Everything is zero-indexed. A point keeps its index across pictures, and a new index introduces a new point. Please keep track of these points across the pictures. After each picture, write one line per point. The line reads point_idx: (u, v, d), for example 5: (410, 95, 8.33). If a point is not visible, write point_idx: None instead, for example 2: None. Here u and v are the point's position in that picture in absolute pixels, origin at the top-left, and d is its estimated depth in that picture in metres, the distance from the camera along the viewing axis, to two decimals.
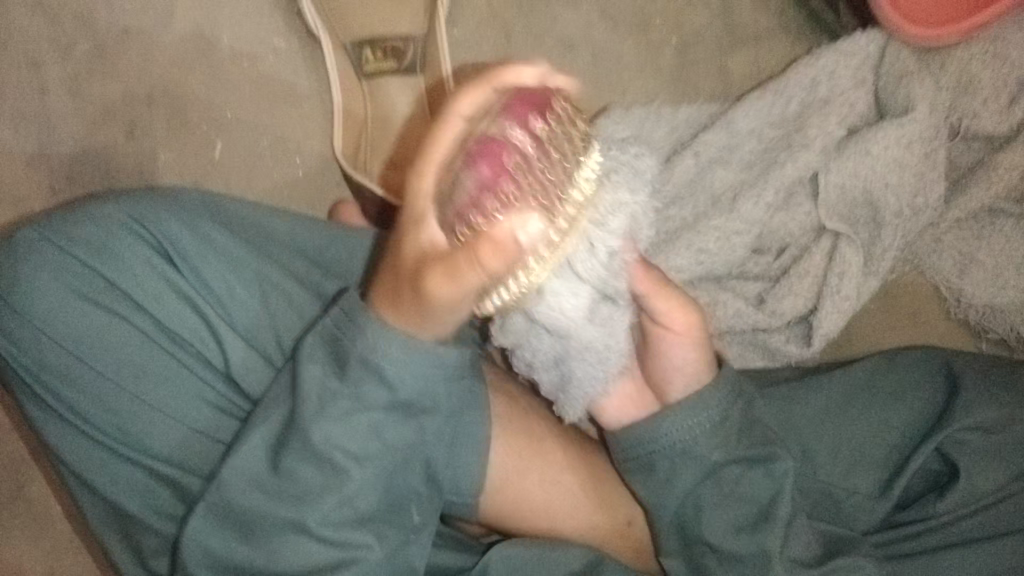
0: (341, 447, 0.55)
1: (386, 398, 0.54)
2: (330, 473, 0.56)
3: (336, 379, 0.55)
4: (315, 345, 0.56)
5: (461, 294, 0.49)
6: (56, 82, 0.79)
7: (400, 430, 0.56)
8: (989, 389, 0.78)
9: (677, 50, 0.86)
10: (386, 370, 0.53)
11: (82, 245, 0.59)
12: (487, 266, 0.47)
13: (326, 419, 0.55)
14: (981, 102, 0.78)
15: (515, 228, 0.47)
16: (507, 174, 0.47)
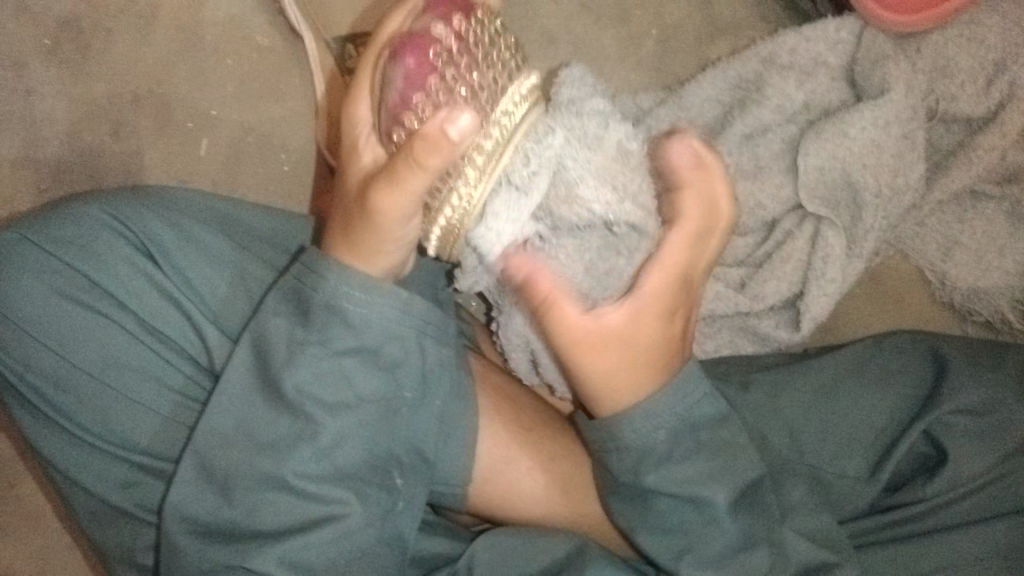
0: (313, 394, 0.58)
1: (352, 339, 0.58)
2: (303, 424, 0.58)
3: (301, 328, 0.58)
4: (281, 299, 0.60)
5: (405, 205, 0.55)
6: (42, 82, 0.78)
7: (373, 377, 0.59)
8: (976, 369, 0.71)
9: (659, 41, 0.86)
10: (349, 309, 0.58)
11: (66, 245, 0.63)
12: (424, 158, 0.51)
13: (290, 368, 0.58)
14: (958, 85, 0.78)
15: (448, 123, 0.49)
16: (430, 68, 0.51)
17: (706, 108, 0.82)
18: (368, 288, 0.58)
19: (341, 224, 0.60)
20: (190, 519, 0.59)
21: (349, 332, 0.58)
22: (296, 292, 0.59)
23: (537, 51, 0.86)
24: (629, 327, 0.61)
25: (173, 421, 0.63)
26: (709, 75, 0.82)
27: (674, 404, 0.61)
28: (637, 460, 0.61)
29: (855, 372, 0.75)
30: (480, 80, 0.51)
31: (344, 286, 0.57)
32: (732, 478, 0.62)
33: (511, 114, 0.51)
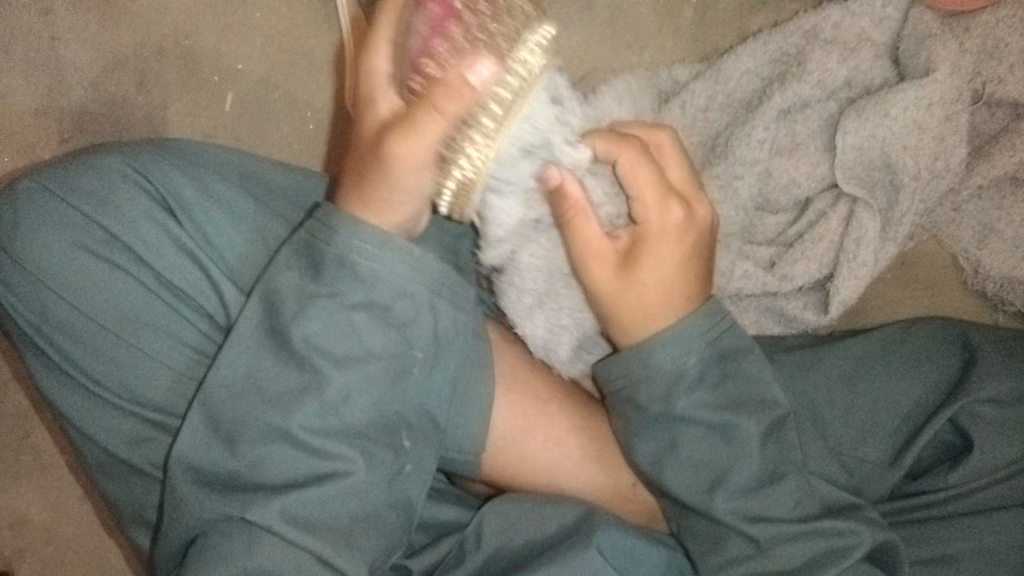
0: (321, 346, 0.57)
1: (362, 295, 0.57)
2: (309, 376, 0.57)
3: (312, 281, 0.58)
4: (293, 255, 0.59)
5: (422, 152, 0.55)
6: (68, 29, 0.76)
7: (382, 333, 0.58)
8: (1007, 360, 0.70)
9: (697, 9, 0.84)
10: (360, 263, 0.57)
11: (85, 196, 0.61)
12: (445, 106, 0.53)
13: (297, 319, 0.57)
14: (1007, 67, 0.75)
15: (467, 69, 0.53)
16: (452, 16, 0.54)
17: (743, 82, 0.80)
18: (379, 242, 0.57)
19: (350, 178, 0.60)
20: (193, 470, 0.58)
21: (359, 286, 0.57)
22: (308, 247, 0.58)
23: (572, 15, 0.83)
24: (638, 261, 0.62)
25: (188, 380, 0.61)
26: (748, 48, 0.80)
27: (694, 338, 0.61)
28: (672, 380, 0.61)
29: (879, 356, 0.74)
30: (500, 29, 0.54)
31: (357, 241, 0.57)
32: (759, 410, 0.62)
33: (528, 60, 0.53)
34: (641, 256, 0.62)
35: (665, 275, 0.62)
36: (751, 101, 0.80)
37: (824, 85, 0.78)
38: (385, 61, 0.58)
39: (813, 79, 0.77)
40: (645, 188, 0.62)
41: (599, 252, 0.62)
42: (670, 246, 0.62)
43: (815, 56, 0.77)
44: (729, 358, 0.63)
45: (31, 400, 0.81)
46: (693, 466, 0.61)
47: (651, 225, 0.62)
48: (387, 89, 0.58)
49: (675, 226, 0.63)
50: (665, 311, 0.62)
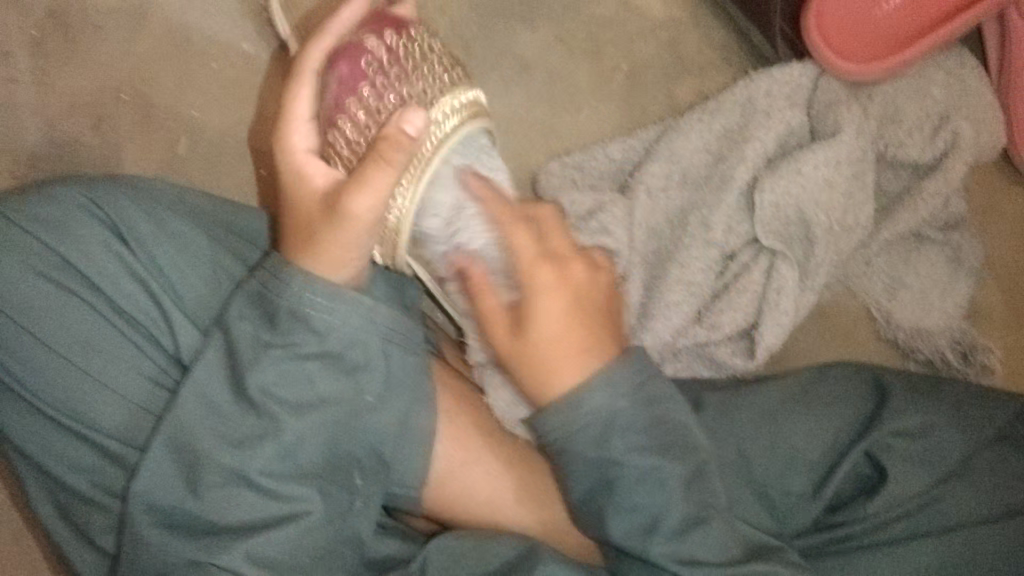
0: (275, 395, 0.60)
1: (316, 345, 0.60)
2: (265, 422, 0.60)
3: (268, 330, 0.60)
4: (245, 306, 0.61)
5: (368, 205, 0.57)
6: (23, 71, 0.80)
7: (334, 380, 0.61)
8: (914, 396, 0.73)
9: (627, 76, 0.90)
10: (313, 316, 0.59)
11: (40, 222, 0.64)
12: (387, 155, 0.56)
13: (254, 369, 0.60)
14: (906, 132, 0.84)
15: (405, 121, 0.57)
16: (362, 76, 0.62)
17: (696, 159, 0.84)
18: (329, 295, 0.59)
19: (294, 242, 0.60)
20: (155, 509, 0.59)
21: (315, 337, 0.59)
22: (261, 297, 0.61)
23: (512, 78, 0.90)
24: (533, 326, 0.63)
25: (138, 409, 0.63)
26: (690, 121, 0.85)
27: (603, 403, 0.60)
28: (605, 424, 0.60)
29: (798, 396, 0.75)
30: (415, 91, 0.63)
31: (308, 292, 0.59)
32: (683, 455, 0.61)
33: (441, 122, 0.62)
34: (532, 314, 0.63)
35: (558, 337, 0.62)
36: (705, 176, 0.84)
37: (763, 154, 0.83)
38: (302, 130, 0.62)
39: (754, 160, 0.83)
40: (519, 250, 0.64)
41: (499, 323, 0.63)
42: (562, 304, 0.63)
43: (757, 125, 0.83)
44: (658, 401, 0.62)
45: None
46: (621, 519, 0.61)
47: (536, 283, 0.63)
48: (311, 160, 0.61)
49: (555, 284, 0.64)
50: (566, 373, 0.61)
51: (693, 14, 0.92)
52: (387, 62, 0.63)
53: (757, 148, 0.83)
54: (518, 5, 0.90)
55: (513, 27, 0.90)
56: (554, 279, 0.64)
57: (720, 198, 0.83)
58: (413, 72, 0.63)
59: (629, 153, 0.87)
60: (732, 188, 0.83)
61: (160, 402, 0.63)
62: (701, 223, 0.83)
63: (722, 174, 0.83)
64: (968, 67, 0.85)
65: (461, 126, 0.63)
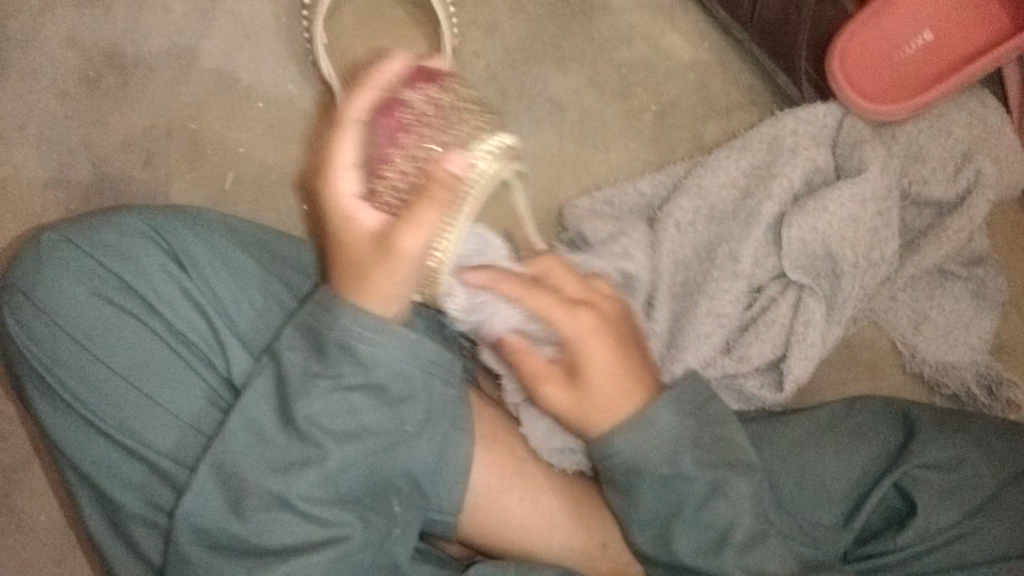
0: (324, 425, 0.61)
1: (361, 376, 0.61)
2: (310, 450, 0.61)
3: (316, 360, 0.61)
4: (296, 336, 0.63)
5: (421, 242, 0.59)
6: (80, 110, 0.85)
7: (376, 411, 0.62)
8: (943, 430, 0.73)
9: (656, 116, 0.93)
10: (361, 348, 0.60)
11: (103, 249, 0.68)
12: (438, 196, 0.59)
13: (302, 398, 0.61)
14: (929, 170, 0.86)
15: (450, 163, 0.61)
16: (403, 129, 0.65)
17: (723, 194, 0.86)
18: (379, 327, 0.60)
19: (344, 281, 0.62)
20: (201, 530, 0.61)
21: (359, 368, 0.61)
22: (312, 330, 0.62)
23: (545, 118, 0.93)
24: (584, 375, 0.66)
25: (190, 429, 0.65)
26: (722, 163, 0.87)
27: (669, 427, 0.64)
28: (675, 443, 0.64)
29: (828, 428, 0.77)
30: (453, 137, 0.65)
31: (359, 327, 0.60)
32: (745, 471, 0.65)
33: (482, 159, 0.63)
34: (581, 364, 0.66)
35: (611, 382, 0.65)
36: (730, 211, 0.86)
37: (790, 190, 0.85)
38: (349, 177, 0.63)
39: (781, 195, 0.85)
40: (553, 316, 0.65)
41: (552, 383, 0.67)
42: (605, 353, 0.66)
43: (784, 161, 0.85)
44: (714, 420, 0.66)
45: (32, 446, 0.84)
46: (688, 534, 0.64)
47: (577, 337, 0.66)
48: (360, 205, 0.62)
49: (594, 331, 0.66)
50: (615, 413, 0.65)
51: (719, 55, 0.94)
52: (428, 115, 0.65)
53: (783, 184, 0.85)
54: (551, 47, 0.93)
55: (545, 70, 0.93)
56: (595, 328, 0.66)
57: (746, 231, 0.84)
58: (447, 117, 0.66)
59: (659, 188, 0.89)
60: (759, 222, 0.84)
61: (210, 422, 0.65)
62: (729, 255, 0.84)
63: (747, 209, 0.85)
64: (990, 107, 0.87)
65: (498, 169, 0.63)
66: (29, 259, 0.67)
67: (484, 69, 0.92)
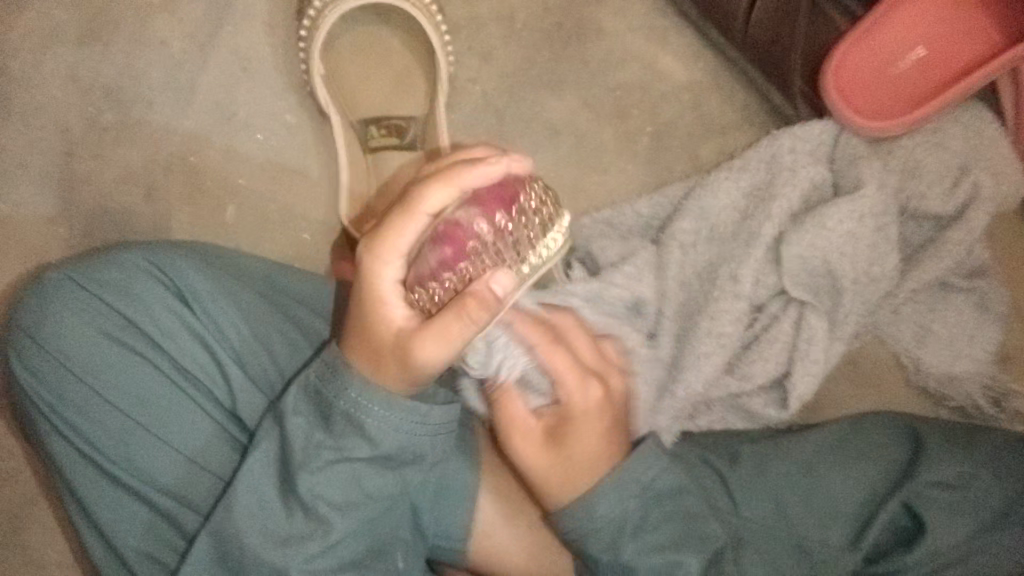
0: (324, 496, 0.58)
1: (367, 449, 0.58)
2: (313, 521, 0.58)
3: (322, 429, 0.58)
4: (300, 398, 0.59)
5: (443, 354, 0.56)
6: (81, 146, 0.85)
7: (381, 477, 0.59)
8: (951, 449, 0.73)
9: (652, 137, 0.94)
10: (367, 421, 0.57)
11: (104, 286, 0.68)
12: (470, 313, 0.55)
13: (308, 471, 0.58)
14: (926, 185, 0.87)
15: (493, 281, 0.57)
16: (465, 256, 0.60)
17: (723, 215, 0.87)
18: (387, 404, 0.57)
19: (361, 356, 0.58)
20: None
21: (366, 442, 0.58)
22: (317, 394, 0.59)
23: (541, 142, 0.94)
24: (568, 438, 0.67)
25: (193, 463, 0.65)
26: (722, 185, 0.87)
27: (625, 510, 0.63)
28: (617, 528, 0.63)
29: (839, 447, 0.76)
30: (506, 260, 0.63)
31: (364, 400, 0.57)
32: (700, 545, 0.64)
33: (548, 248, 0.65)
34: (569, 431, 0.67)
35: (589, 449, 0.66)
36: (731, 232, 0.86)
37: (788, 211, 0.85)
38: (397, 261, 0.57)
39: (780, 219, 0.85)
40: (565, 376, 0.68)
41: (530, 437, 0.69)
42: (597, 426, 0.67)
43: (784, 183, 0.86)
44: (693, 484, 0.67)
45: (37, 482, 0.84)
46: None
47: (575, 406, 0.68)
48: (395, 293, 0.58)
49: (595, 400, 0.68)
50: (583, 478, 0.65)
51: (713, 75, 0.95)
52: (487, 245, 0.61)
53: (781, 206, 0.85)
54: (547, 72, 0.94)
55: (541, 94, 0.94)
56: (598, 398, 0.68)
57: (746, 252, 0.84)
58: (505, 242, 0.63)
59: (656, 209, 0.90)
60: (759, 244, 0.84)
61: (218, 460, 0.65)
62: (728, 274, 0.84)
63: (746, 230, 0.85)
64: (987, 119, 0.87)
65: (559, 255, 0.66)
66: (30, 297, 0.68)
67: (480, 95, 0.93)
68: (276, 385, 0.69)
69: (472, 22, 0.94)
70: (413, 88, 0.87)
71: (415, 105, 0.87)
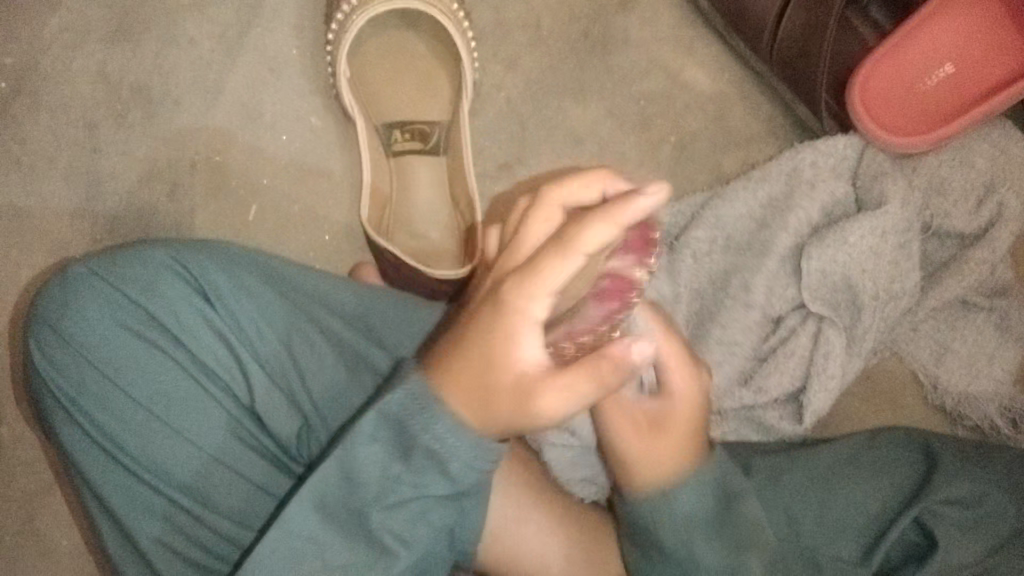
0: (392, 530, 0.53)
1: (447, 485, 0.52)
2: (374, 556, 0.52)
3: (399, 462, 0.52)
4: (375, 425, 0.51)
5: (563, 411, 0.52)
6: (109, 142, 0.87)
7: (445, 509, 0.54)
8: (965, 466, 0.72)
9: (675, 147, 0.94)
10: (451, 460, 0.51)
11: (128, 281, 0.69)
12: (601, 372, 0.52)
13: (382, 507, 0.52)
14: (951, 203, 0.86)
15: (633, 346, 0.52)
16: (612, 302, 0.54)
17: (738, 225, 0.87)
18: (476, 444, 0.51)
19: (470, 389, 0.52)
20: None
21: (444, 479, 0.52)
22: (398, 426, 0.51)
23: (564, 150, 0.94)
24: (659, 420, 0.62)
25: (208, 457, 0.66)
26: (742, 196, 0.87)
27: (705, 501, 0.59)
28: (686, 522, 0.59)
29: (849, 461, 0.76)
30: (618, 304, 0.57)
31: (454, 441, 0.51)
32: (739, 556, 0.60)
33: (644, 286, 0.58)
34: (663, 417, 0.62)
35: (676, 432, 0.61)
36: (750, 245, 0.86)
37: (806, 223, 0.86)
38: (546, 304, 0.51)
39: (796, 231, 0.85)
40: (670, 371, 0.62)
41: (626, 415, 0.62)
42: (689, 418, 0.62)
43: (802, 199, 0.85)
44: (733, 495, 0.60)
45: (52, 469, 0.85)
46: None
47: (674, 395, 0.62)
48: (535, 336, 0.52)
49: (695, 393, 0.62)
50: (663, 461, 0.60)
51: (737, 86, 0.95)
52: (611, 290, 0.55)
53: (798, 217, 0.85)
54: (571, 79, 0.94)
55: (566, 101, 0.94)
56: (691, 387, 0.62)
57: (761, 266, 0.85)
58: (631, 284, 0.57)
59: (675, 218, 0.90)
60: (775, 258, 0.85)
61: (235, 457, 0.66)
62: (740, 284, 0.85)
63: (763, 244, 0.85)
64: (1013, 138, 0.86)
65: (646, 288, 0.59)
66: (54, 289, 0.69)
67: (504, 102, 0.94)
68: (298, 383, 0.69)
69: (499, 29, 0.94)
70: (439, 93, 0.88)
71: (440, 109, 0.88)
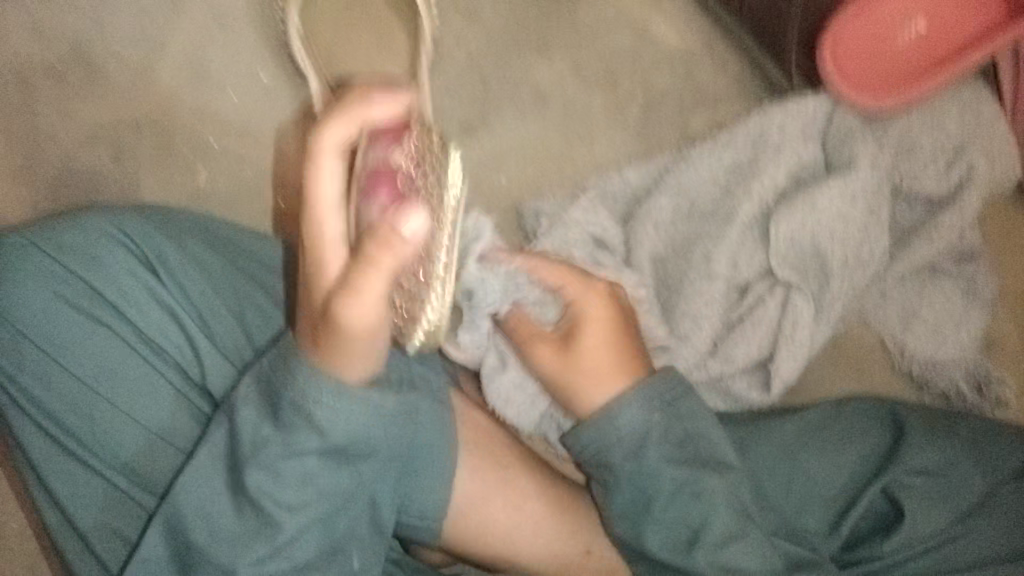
0: (273, 496, 0.56)
1: (317, 443, 0.55)
2: (261, 523, 0.56)
3: (270, 423, 0.56)
4: (252, 388, 0.58)
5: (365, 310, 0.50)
6: (43, 100, 0.82)
7: (331, 473, 0.57)
8: (932, 436, 0.71)
9: (642, 106, 0.91)
10: (315, 412, 0.54)
11: (67, 251, 0.65)
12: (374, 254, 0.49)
13: (256, 463, 0.56)
14: (921, 166, 0.84)
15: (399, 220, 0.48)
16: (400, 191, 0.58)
17: (704, 190, 0.85)
18: (334, 392, 0.54)
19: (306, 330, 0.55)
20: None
21: (313, 433, 0.55)
22: (267, 384, 0.57)
23: (528, 108, 0.91)
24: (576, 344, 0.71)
25: (154, 436, 0.63)
26: (702, 159, 0.86)
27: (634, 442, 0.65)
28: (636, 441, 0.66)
29: (817, 430, 0.75)
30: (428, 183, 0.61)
31: (312, 392, 0.54)
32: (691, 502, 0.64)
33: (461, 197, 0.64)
34: (578, 337, 0.71)
35: (597, 362, 0.70)
36: (711, 211, 0.85)
37: (775, 195, 0.83)
38: (333, 218, 0.53)
39: (764, 203, 0.83)
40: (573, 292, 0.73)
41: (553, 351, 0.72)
42: (603, 330, 0.71)
43: (767, 162, 0.84)
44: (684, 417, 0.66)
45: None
46: (697, 546, 0.63)
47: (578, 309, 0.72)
48: (335, 248, 0.53)
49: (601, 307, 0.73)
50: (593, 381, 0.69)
51: (705, 40, 0.92)
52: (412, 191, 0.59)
53: (766, 197, 0.83)
54: (533, 34, 0.91)
55: (528, 55, 0.91)
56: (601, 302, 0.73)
57: (723, 233, 0.83)
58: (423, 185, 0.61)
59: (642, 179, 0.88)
60: (736, 223, 0.83)
61: (185, 437, 0.64)
62: (703, 254, 0.84)
63: (727, 209, 0.84)
64: (984, 98, 0.83)
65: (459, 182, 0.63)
66: None
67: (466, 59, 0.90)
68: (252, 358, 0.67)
69: None
70: (400, 54, 0.85)
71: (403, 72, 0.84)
